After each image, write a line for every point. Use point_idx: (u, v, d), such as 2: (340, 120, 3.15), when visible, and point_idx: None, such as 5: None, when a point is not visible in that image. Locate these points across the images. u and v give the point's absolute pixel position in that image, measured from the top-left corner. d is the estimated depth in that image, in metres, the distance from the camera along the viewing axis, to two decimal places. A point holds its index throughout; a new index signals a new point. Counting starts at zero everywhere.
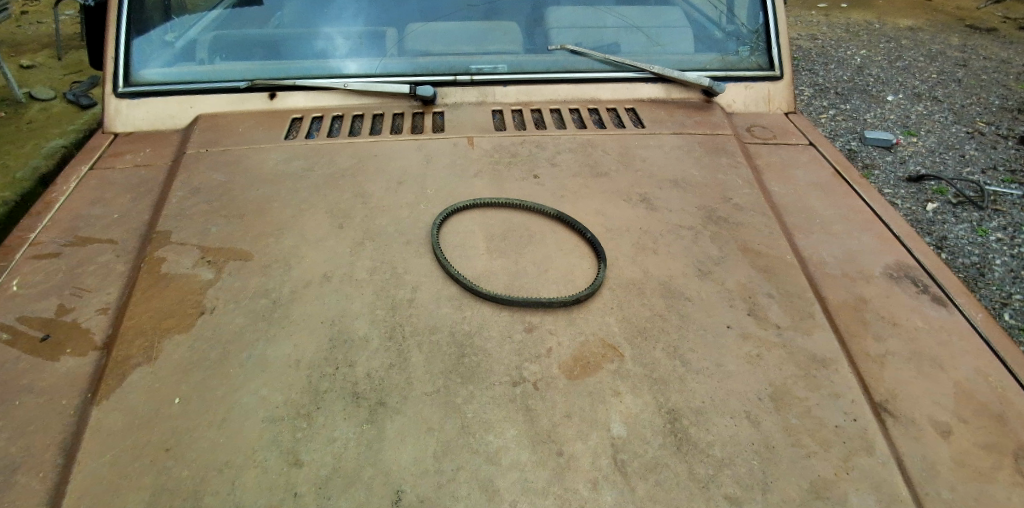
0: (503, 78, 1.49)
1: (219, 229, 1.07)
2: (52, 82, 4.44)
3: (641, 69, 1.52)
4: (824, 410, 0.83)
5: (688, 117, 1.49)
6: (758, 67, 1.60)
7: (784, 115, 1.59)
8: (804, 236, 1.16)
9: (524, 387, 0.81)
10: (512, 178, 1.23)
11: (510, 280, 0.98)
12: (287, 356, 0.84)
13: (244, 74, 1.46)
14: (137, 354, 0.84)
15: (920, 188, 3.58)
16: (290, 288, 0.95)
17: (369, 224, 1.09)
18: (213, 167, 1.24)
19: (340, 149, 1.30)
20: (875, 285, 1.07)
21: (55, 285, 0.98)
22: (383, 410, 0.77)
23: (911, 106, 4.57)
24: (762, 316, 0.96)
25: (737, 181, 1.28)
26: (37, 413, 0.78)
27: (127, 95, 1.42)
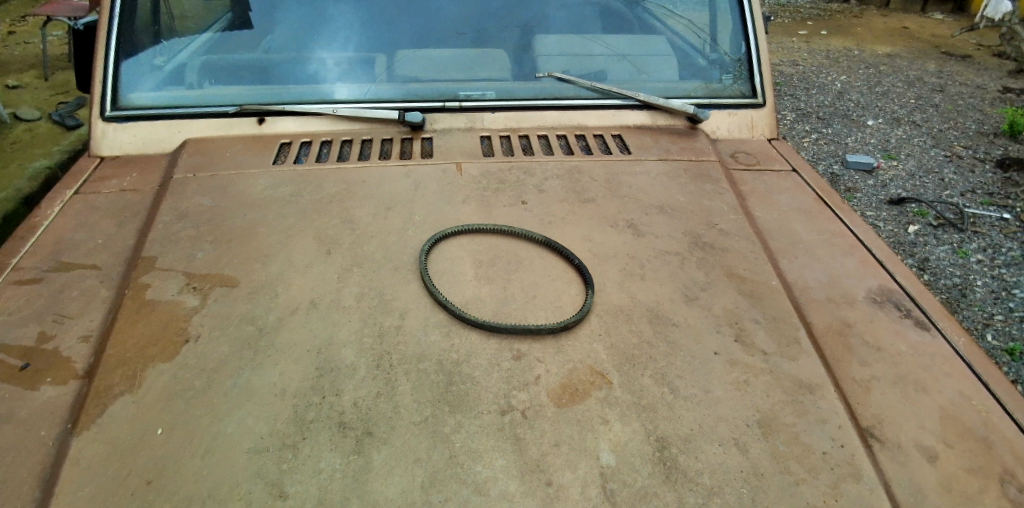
0: (492, 105, 1.51)
1: (205, 254, 1.06)
2: (37, 103, 4.40)
3: (627, 96, 1.55)
4: (813, 436, 0.83)
5: (673, 143, 1.51)
6: (741, 94, 1.64)
7: (768, 141, 1.62)
8: (789, 261, 1.18)
9: (513, 415, 0.80)
10: (501, 204, 1.24)
11: (498, 307, 0.98)
12: (272, 385, 0.83)
13: (233, 99, 1.46)
14: (118, 383, 0.83)
15: (901, 210, 3.65)
16: (276, 316, 0.94)
17: (357, 250, 1.09)
18: (200, 192, 1.24)
19: (329, 175, 1.31)
20: (859, 309, 1.08)
21: (35, 311, 0.97)
22: (370, 440, 0.76)
23: (890, 131, 4.69)
24: (749, 341, 0.97)
25: (722, 206, 1.30)
26: (13, 444, 0.76)
27: (114, 119, 1.41)
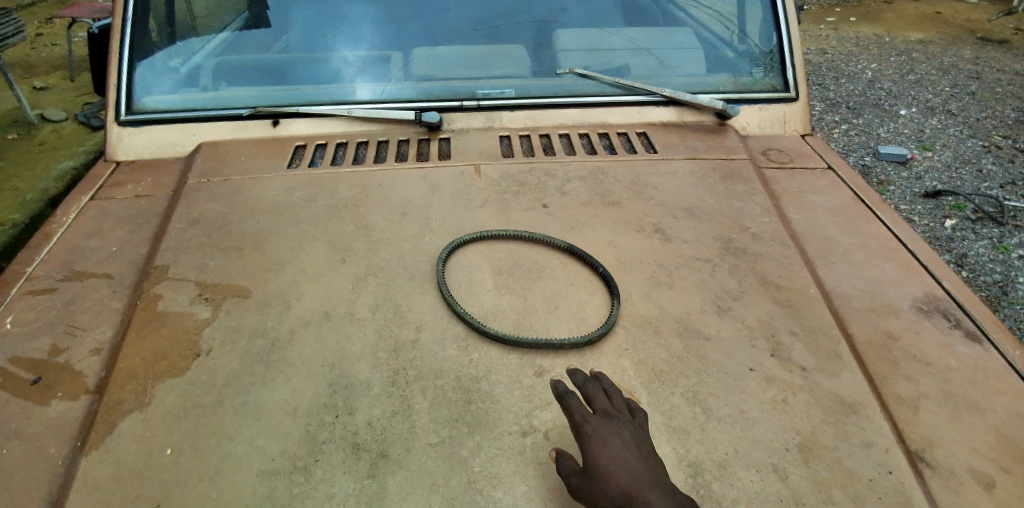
0: (510, 103, 1.46)
1: (217, 263, 1.04)
2: (64, 104, 4.48)
3: (652, 92, 1.48)
4: (856, 461, 0.77)
5: (701, 141, 1.45)
6: (772, 88, 1.56)
7: (800, 137, 1.54)
8: (826, 267, 1.11)
9: (535, 438, 0.76)
10: (520, 208, 1.19)
11: (518, 318, 0.93)
12: (284, 402, 0.80)
13: (247, 101, 1.43)
14: (129, 399, 0.81)
15: (936, 204, 3.50)
16: (288, 329, 0.91)
17: (372, 258, 1.06)
18: (214, 197, 1.22)
19: (344, 179, 1.27)
20: (903, 319, 1.01)
21: (49, 323, 0.95)
22: (385, 463, 0.72)
23: (925, 121, 4.50)
24: (786, 356, 0.91)
25: (754, 208, 1.23)
26: (23, 463, 0.74)
27: (130, 123, 1.40)
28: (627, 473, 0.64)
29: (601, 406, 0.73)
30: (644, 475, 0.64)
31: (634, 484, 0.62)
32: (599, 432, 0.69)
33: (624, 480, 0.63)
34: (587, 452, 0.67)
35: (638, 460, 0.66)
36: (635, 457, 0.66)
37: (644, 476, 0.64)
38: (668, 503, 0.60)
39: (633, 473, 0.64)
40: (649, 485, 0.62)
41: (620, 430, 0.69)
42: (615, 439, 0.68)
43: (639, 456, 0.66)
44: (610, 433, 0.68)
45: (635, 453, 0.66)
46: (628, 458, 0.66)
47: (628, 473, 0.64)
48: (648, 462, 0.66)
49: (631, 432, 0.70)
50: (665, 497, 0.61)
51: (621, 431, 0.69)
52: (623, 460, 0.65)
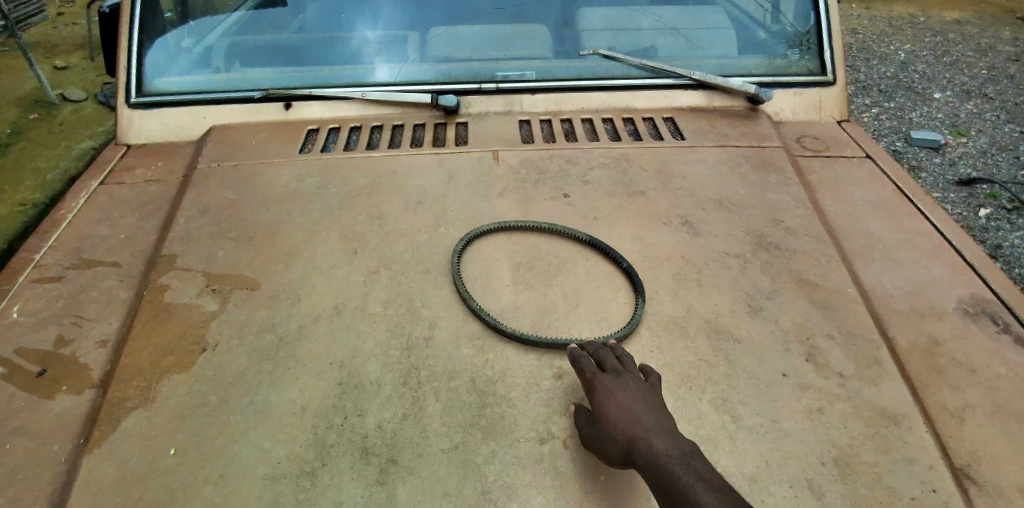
0: (531, 86, 1.40)
1: (227, 254, 1.01)
2: (84, 84, 4.49)
3: (681, 75, 1.41)
4: (899, 478, 0.71)
5: (731, 127, 1.37)
6: (809, 71, 1.48)
7: (836, 123, 1.46)
8: (863, 266, 1.05)
9: (553, 445, 0.72)
10: (540, 198, 1.14)
11: (538, 316, 0.89)
12: (292, 402, 0.76)
13: (260, 83, 1.39)
14: (133, 396, 0.78)
15: (971, 192, 3.36)
16: (298, 324, 0.88)
17: (386, 249, 1.02)
18: (225, 183, 1.18)
19: (357, 165, 1.23)
20: (949, 323, 0.95)
21: (56, 313, 0.93)
22: (395, 469, 0.69)
23: (961, 105, 4.31)
24: (822, 362, 0.85)
25: (788, 201, 1.16)
26: (26, 461, 0.72)
27: (141, 105, 1.37)
28: (632, 420, 0.66)
29: (614, 365, 0.76)
30: (648, 421, 0.66)
31: (637, 430, 0.65)
32: (609, 386, 0.72)
33: (629, 425, 0.66)
34: (597, 404, 0.71)
35: (645, 409, 0.68)
36: (642, 406, 0.68)
37: (648, 422, 0.66)
38: (669, 445, 0.63)
39: (637, 419, 0.66)
40: (651, 430, 0.65)
41: (630, 384, 0.72)
42: (624, 392, 0.71)
43: (647, 405, 0.69)
44: (619, 387, 0.71)
45: (642, 403, 0.69)
46: (634, 407, 0.68)
47: (632, 420, 0.67)
48: (656, 411, 0.69)
49: (641, 386, 0.72)
50: (666, 440, 0.63)
51: (631, 385, 0.72)
52: (629, 409, 0.68)
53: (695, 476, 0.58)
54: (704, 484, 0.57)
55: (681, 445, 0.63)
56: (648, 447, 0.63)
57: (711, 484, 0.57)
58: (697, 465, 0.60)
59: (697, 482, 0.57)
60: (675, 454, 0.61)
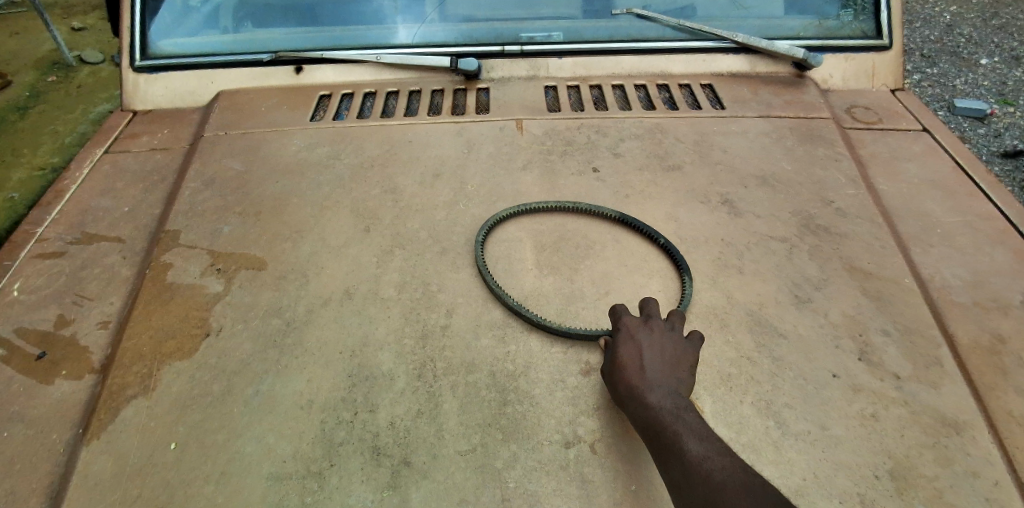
0: (558, 49, 1.30)
1: (233, 230, 0.95)
2: (101, 46, 4.44)
3: (722, 38, 1.29)
4: (963, 496, 0.64)
5: (775, 96, 1.26)
6: (862, 34, 1.35)
7: (890, 92, 1.34)
8: (921, 252, 0.96)
9: (579, 449, 0.66)
10: (566, 172, 1.05)
11: (564, 304, 0.82)
12: (298, 395, 0.71)
13: (268, 44, 1.31)
14: (133, 384, 0.74)
15: (1017, 166, 3.17)
16: (306, 308, 0.82)
17: (401, 227, 0.95)
18: (231, 153, 1.12)
19: (370, 134, 1.15)
20: (1016, 318, 0.85)
21: (57, 291, 0.89)
22: (407, 472, 0.64)
23: (1010, 71, 4.05)
24: (876, 361, 0.77)
25: (838, 179, 1.07)
26: (23, 451, 0.69)
27: (145, 69, 1.31)
28: (639, 367, 0.67)
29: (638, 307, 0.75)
30: (655, 369, 0.66)
31: (642, 377, 0.65)
32: (628, 330, 0.71)
33: (631, 375, 0.66)
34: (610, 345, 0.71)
35: (653, 357, 0.67)
36: (651, 354, 0.68)
37: (654, 370, 0.66)
38: (665, 398, 0.63)
39: (644, 367, 0.66)
40: (653, 381, 0.65)
41: (650, 330, 0.71)
42: (640, 337, 0.70)
43: (660, 352, 0.68)
44: (636, 331, 0.71)
45: (656, 350, 0.68)
46: (646, 354, 0.68)
47: (639, 366, 0.67)
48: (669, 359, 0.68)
49: (660, 331, 0.71)
50: (665, 392, 0.64)
51: (650, 331, 0.71)
52: (639, 355, 0.68)
53: (688, 428, 0.59)
54: (695, 436, 0.58)
55: (679, 401, 0.63)
56: (647, 395, 0.63)
57: (703, 436, 0.58)
58: (693, 417, 0.61)
59: (688, 434, 0.58)
60: (670, 407, 0.62)
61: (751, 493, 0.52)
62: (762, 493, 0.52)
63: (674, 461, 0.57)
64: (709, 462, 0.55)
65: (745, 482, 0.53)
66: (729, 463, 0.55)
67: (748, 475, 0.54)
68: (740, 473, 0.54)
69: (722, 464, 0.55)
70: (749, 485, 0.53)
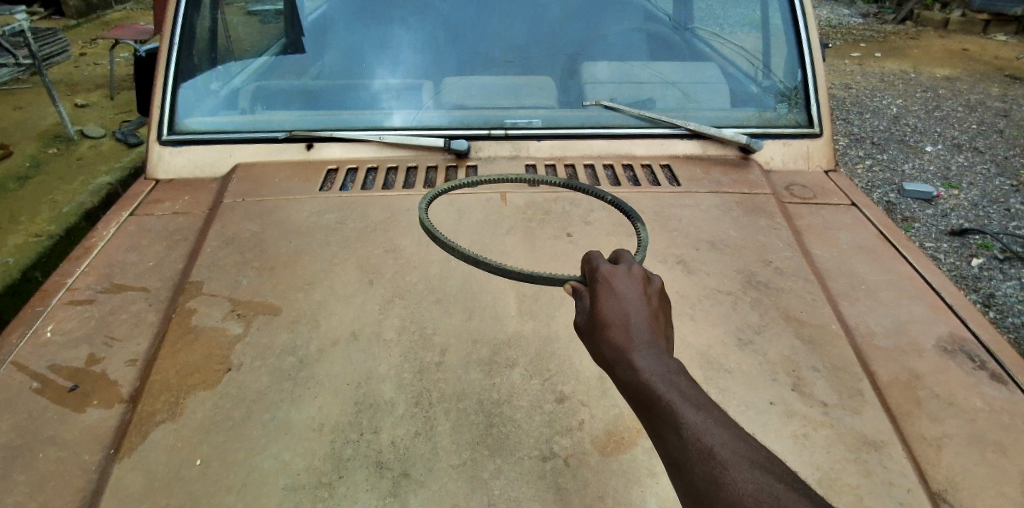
0: (538, 133, 1.50)
1: (251, 281, 1.08)
2: (103, 122, 4.66)
3: (676, 126, 1.51)
4: (880, 499, 0.76)
5: (724, 175, 1.47)
6: (797, 123, 1.59)
7: (825, 172, 1.56)
8: (849, 305, 1.12)
9: (555, 463, 0.77)
10: (545, 235, 1.22)
11: (542, 345, 0.95)
12: (310, 419, 0.82)
13: (282, 125, 1.50)
14: (161, 411, 0.84)
15: (963, 242, 3.45)
16: (317, 347, 0.94)
17: (400, 280, 1.09)
18: (248, 217, 1.26)
19: (374, 203, 1.31)
20: (928, 359, 1.01)
21: (87, 333, 1.00)
22: (407, 482, 0.74)
23: (952, 157, 4.47)
24: (807, 391, 0.91)
25: (776, 243, 1.25)
26: (58, 468, 0.77)
27: (171, 143, 1.47)
28: (627, 331, 0.61)
29: (621, 267, 0.71)
30: (644, 333, 0.61)
31: (630, 341, 0.60)
32: (610, 289, 0.67)
33: (617, 338, 0.61)
34: (593, 307, 0.66)
35: (638, 318, 0.63)
36: (636, 314, 0.63)
37: (642, 331, 0.61)
38: (655, 362, 0.57)
39: (631, 329, 0.61)
40: (640, 343, 0.60)
41: (634, 292, 0.66)
42: (625, 298, 0.65)
43: (646, 313, 0.64)
44: (622, 293, 0.66)
45: (642, 311, 0.64)
46: (632, 315, 0.63)
47: (625, 330, 0.61)
48: (656, 322, 0.64)
49: (644, 292, 0.67)
50: (655, 356, 0.58)
51: (635, 293, 0.66)
52: (625, 315, 0.63)
53: (683, 395, 0.53)
54: (691, 406, 0.52)
55: (669, 365, 0.58)
56: (636, 361, 0.58)
57: (699, 406, 0.52)
58: (687, 385, 0.55)
59: (683, 403, 0.52)
60: (660, 372, 0.56)
61: (754, 468, 0.46)
62: (767, 469, 0.46)
63: (670, 436, 0.50)
64: (708, 435, 0.49)
65: (747, 457, 0.47)
66: (728, 433, 0.50)
67: (749, 448, 0.48)
68: (742, 446, 0.48)
69: (722, 436, 0.49)
70: (753, 462, 0.47)
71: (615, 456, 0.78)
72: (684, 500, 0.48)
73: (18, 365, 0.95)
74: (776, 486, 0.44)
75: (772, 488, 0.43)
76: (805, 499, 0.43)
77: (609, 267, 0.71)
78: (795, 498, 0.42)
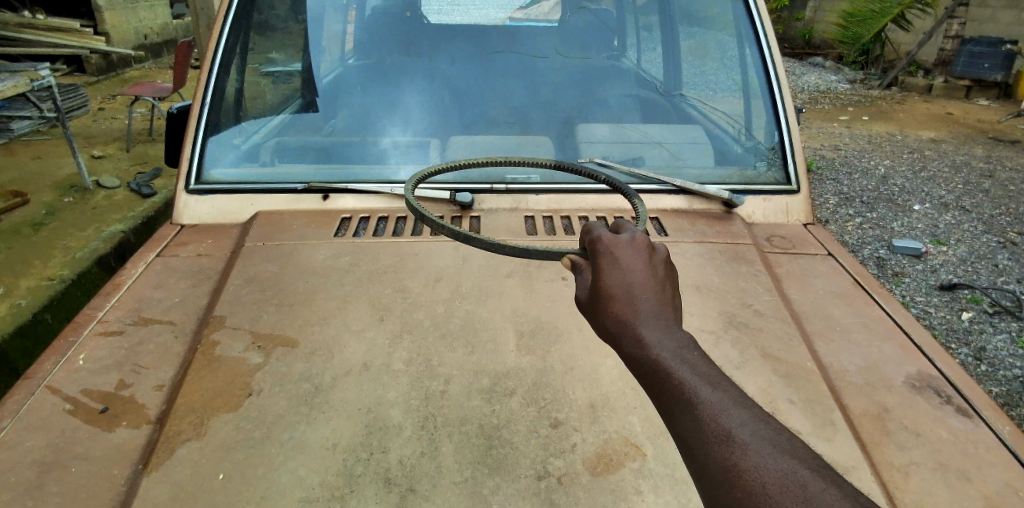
0: (536, 188, 1.63)
1: (270, 316, 1.18)
2: (119, 173, 4.85)
3: (664, 182, 1.64)
4: None
5: (708, 226, 1.58)
6: (775, 181, 1.72)
7: (804, 226, 1.67)
8: (824, 344, 1.21)
9: (549, 481, 0.84)
10: (542, 278, 1.32)
11: (538, 376, 1.03)
12: (325, 439, 0.90)
13: (300, 178, 1.62)
14: (187, 430, 0.92)
15: (953, 296, 3.54)
16: (331, 375, 1.02)
17: (408, 317, 1.18)
18: (268, 258, 1.37)
19: (384, 247, 1.42)
20: (897, 395, 1.09)
21: (117, 361, 1.08)
22: (413, 496, 0.81)
23: (939, 215, 4.63)
24: (782, 421, 0.99)
25: (756, 288, 1.35)
26: (91, 480, 0.84)
27: (197, 191, 1.59)
28: (634, 307, 0.66)
29: (625, 239, 0.75)
30: (650, 309, 0.66)
31: (637, 318, 0.65)
32: (614, 260, 0.72)
33: (625, 313, 0.66)
34: (598, 280, 0.70)
35: (643, 292, 0.68)
36: (641, 287, 0.68)
37: (647, 306, 0.66)
38: (662, 337, 0.62)
39: (637, 304, 0.66)
40: (647, 319, 0.64)
41: (637, 264, 0.71)
42: (629, 272, 0.70)
43: (651, 288, 0.68)
44: (626, 268, 0.71)
45: (648, 286, 0.68)
46: (638, 291, 0.68)
47: (631, 305, 0.66)
48: (661, 295, 0.69)
49: (647, 266, 0.71)
50: (663, 332, 0.63)
51: (638, 267, 0.71)
52: (630, 288, 0.68)
53: (697, 376, 0.58)
54: (707, 387, 0.57)
55: (676, 340, 0.62)
56: (644, 336, 0.63)
57: (714, 385, 0.57)
58: (697, 362, 0.60)
59: (699, 383, 0.57)
60: (670, 348, 0.61)
61: (773, 449, 0.51)
62: (787, 451, 0.50)
63: (684, 414, 0.55)
64: (724, 415, 0.54)
65: (765, 438, 0.52)
66: (742, 413, 0.54)
67: (763, 428, 0.53)
68: (759, 427, 0.53)
69: (739, 416, 0.54)
70: (772, 444, 0.51)
71: (604, 475, 0.85)
72: (697, 473, 0.53)
73: (52, 389, 1.02)
74: (798, 470, 0.48)
75: (793, 471, 0.48)
76: (827, 482, 0.47)
77: (612, 239, 0.75)
78: (818, 482, 0.47)
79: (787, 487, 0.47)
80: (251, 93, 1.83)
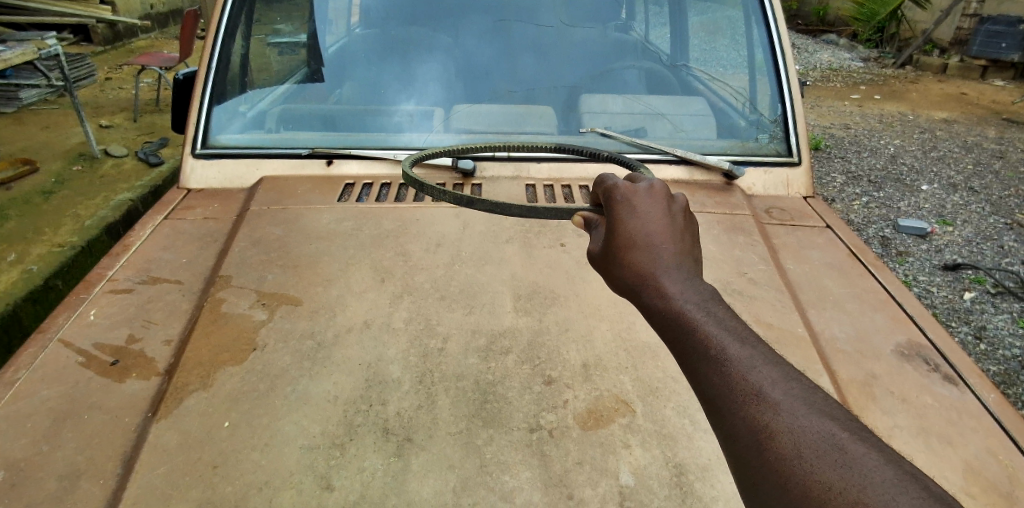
0: (538, 156, 1.63)
1: (275, 277, 1.21)
2: (126, 143, 4.86)
3: (665, 152, 1.64)
4: None
5: (708, 197, 1.59)
6: (777, 153, 1.71)
7: (804, 199, 1.67)
8: (816, 313, 1.23)
9: (540, 434, 0.87)
10: (541, 245, 1.34)
11: (534, 336, 1.06)
12: (326, 392, 0.93)
13: (307, 144, 1.63)
14: (195, 382, 0.95)
15: (956, 277, 3.54)
16: (333, 332, 1.06)
17: (408, 279, 1.21)
18: (273, 222, 1.39)
19: (386, 213, 1.44)
20: (884, 362, 1.11)
21: (127, 318, 1.12)
22: (410, 445, 0.84)
23: (947, 196, 4.59)
24: None
25: (752, 257, 1.37)
26: (104, 427, 0.88)
27: (204, 156, 1.61)
28: (653, 259, 0.68)
29: (641, 187, 0.77)
30: (670, 262, 0.67)
31: (657, 270, 0.67)
32: (633, 211, 0.73)
33: (645, 266, 0.67)
34: (617, 231, 0.72)
35: (664, 244, 0.69)
36: (661, 239, 0.70)
37: (667, 259, 0.68)
38: (682, 290, 0.64)
39: (657, 257, 0.68)
40: (669, 273, 0.66)
41: (655, 215, 0.72)
42: (648, 223, 0.71)
43: (670, 240, 0.70)
44: (644, 218, 0.72)
45: (666, 238, 0.70)
46: (658, 243, 0.69)
47: (652, 259, 0.68)
48: (680, 246, 0.70)
49: (665, 215, 0.73)
50: (684, 286, 0.65)
51: (656, 217, 0.72)
52: (650, 241, 0.69)
53: (723, 331, 0.59)
54: (736, 344, 0.58)
55: (696, 293, 0.64)
56: (665, 291, 0.64)
57: (743, 342, 0.58)
58: (721, 316, 0.62)
59: (727, 340, 0.58)
60: (692, 303, 0.63)
61: (808, 410, 0.52)
62: (824, 413, 0.52)
63: (709, 371, 0.57)
64: (754, 374, 0.55)
65: (798, 398, 0.53)
66: (771, 370, 0.56)
67: (793, 387, 0.55)
68: (791, 387, 0.55)
69: (769, 374, 0.55)
70: (807, 405, 0.53)
71: (594, 431, 0.88)
72: (723, 431, 0.55)
73: (64, 343, 1.06)
74: (834, 432, 0.50)
75: (830, 434, 0.49)
76: (864, 445, 0.49)
77: (628, 187, 0.77)
78: (856, 445, 0.48)
79: (824, 450, 0.48)
80: (258, 61, 1.85)
